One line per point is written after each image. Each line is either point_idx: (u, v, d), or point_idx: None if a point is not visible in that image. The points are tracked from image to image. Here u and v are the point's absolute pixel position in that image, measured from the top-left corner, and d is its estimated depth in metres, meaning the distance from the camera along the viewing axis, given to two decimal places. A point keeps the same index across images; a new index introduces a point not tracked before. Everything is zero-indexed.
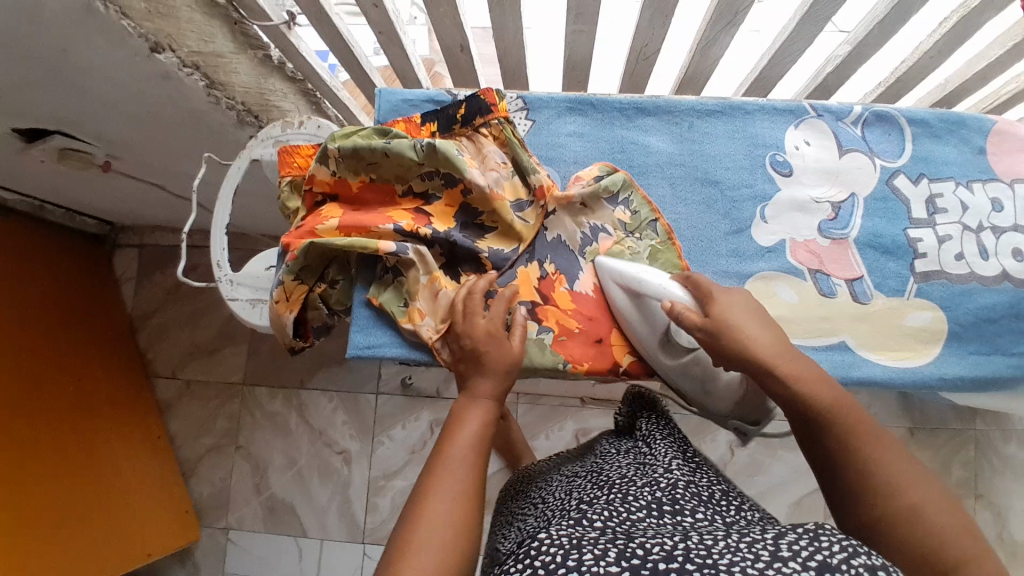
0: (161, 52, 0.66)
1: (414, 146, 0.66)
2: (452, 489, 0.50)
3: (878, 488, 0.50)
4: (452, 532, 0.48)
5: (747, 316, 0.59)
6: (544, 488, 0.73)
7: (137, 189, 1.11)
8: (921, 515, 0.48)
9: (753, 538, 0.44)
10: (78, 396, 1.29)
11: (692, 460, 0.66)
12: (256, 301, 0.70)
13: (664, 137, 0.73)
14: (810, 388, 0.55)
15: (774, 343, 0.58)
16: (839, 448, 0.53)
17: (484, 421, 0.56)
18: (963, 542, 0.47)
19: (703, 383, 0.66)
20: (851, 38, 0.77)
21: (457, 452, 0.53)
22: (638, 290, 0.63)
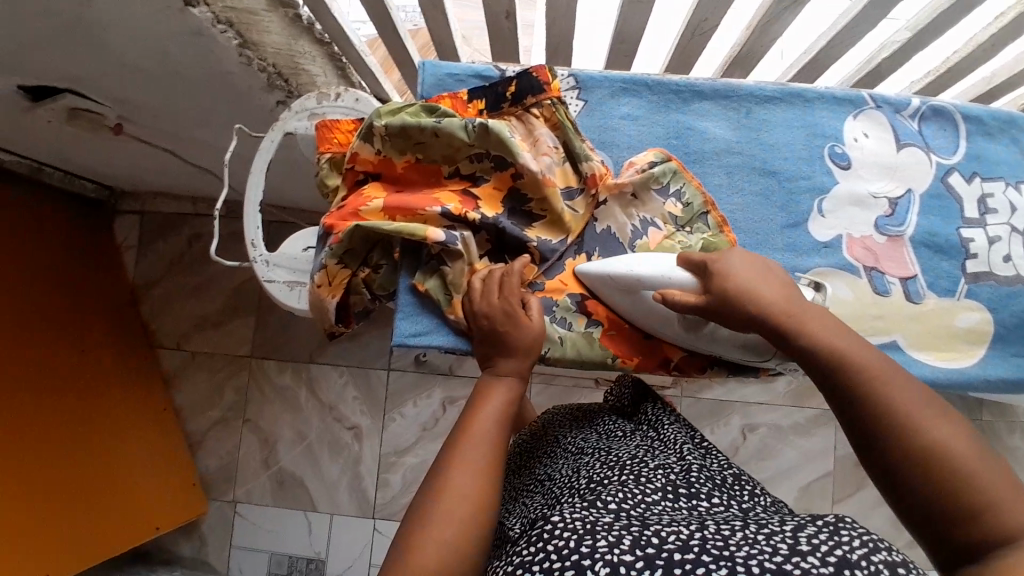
0: (196, 7, 0.61)
1: (465, 126, 0.62)
2: (472, 465, 0.50)
3: (895, 429, 0.45)
4: (472, 510, 0.47)
5: (758, 274, 0.57)
6: (547, 459, 0.72)
7: (148, 154, 1.06)
8: (947, 455, 0.43)
9: (774, 528, 0.44)
10: (80, 365, 1.25)
11: (701, 447, 0.67)
12: (293, 283, 0.67)
13: (721, 122, 0.70)
14: (811, 334, 0.52)
15: (775, 295, 0.55)
16: (850, 392, 0.48)
17: (510, 399, 0.55)
18: (993, 483, 0.42)
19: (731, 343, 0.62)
20: (911, 24, 0.73)
21: (481, 433, 0.52)
22: (635, 287, 0.61)
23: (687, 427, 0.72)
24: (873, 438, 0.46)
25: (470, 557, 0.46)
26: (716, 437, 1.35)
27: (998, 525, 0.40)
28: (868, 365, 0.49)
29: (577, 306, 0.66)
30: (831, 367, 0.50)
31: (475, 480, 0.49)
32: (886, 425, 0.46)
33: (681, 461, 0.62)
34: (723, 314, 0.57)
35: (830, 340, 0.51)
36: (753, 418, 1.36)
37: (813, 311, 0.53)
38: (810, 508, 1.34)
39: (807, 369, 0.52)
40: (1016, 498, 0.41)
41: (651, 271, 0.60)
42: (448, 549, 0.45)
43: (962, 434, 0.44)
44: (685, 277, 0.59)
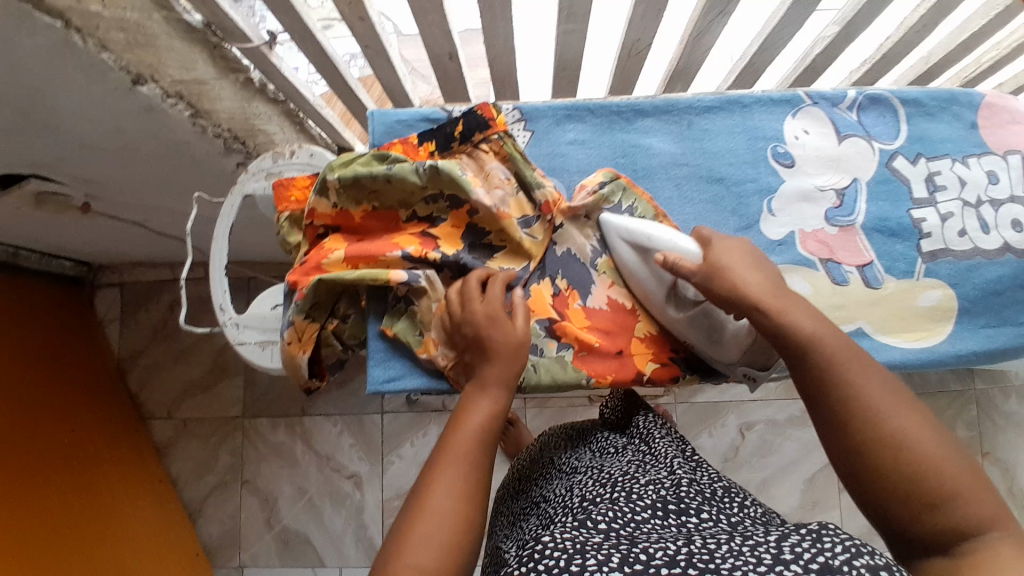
0: (143, 85, 0.61)
1: (417, 170, 0.64)
2: (447, 486, 0.49)
3: (862, 420, 0.47)
4: (451, 529, 0.47)
5: (743, 259, 0.58)
6: (544, 482, 0.73)
7: (119, 229, 1.07)
8: (914, 445, 0.46)
9: (758, 540, 0.45)
10: (71, 447, 1.24)
11: (693, 460, 0.67)
12: (265, 342, 0.68)
13: (666, 137, 0.73)
14: (791, 319, 0.52)
15: (757, 280, 0.55)
16: (820, 375, 0.49)
17: (491, 413, 0.55)
18: (956, 473, 0.45)
19: (710, 335, 0.64)
20: (839, 18, 0.74)
21: (455, 447, 0.52)
22: (647, 245, 0.64)
23: (677, 438, 0.71)
24: (848, 427, 0.47)
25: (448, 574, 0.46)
26: (715, 440, 1.35)
27: (963, 517, 0.44)
28: (841, 352, 0.50)
29: (546, 331, 0.67)
30: (805, 354, 0.50)
31: (451, 500, 0.49)
32: (852, 419, 0.47)
33: (671, 476, 0.62)
34: (709, 287, 0.57)
35: (811, 327, 0.51)
36: (750, 416, 1.36)
37: (793, 300, 0.54)
38: (819, 500, 1.33)
39: (781, 352, 0.52)
40: (977, 491, 0.45)
41: (664, 235, 0.63)
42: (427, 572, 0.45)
43: (926, 425, 0.47)
44: (693, 249, 0.61)
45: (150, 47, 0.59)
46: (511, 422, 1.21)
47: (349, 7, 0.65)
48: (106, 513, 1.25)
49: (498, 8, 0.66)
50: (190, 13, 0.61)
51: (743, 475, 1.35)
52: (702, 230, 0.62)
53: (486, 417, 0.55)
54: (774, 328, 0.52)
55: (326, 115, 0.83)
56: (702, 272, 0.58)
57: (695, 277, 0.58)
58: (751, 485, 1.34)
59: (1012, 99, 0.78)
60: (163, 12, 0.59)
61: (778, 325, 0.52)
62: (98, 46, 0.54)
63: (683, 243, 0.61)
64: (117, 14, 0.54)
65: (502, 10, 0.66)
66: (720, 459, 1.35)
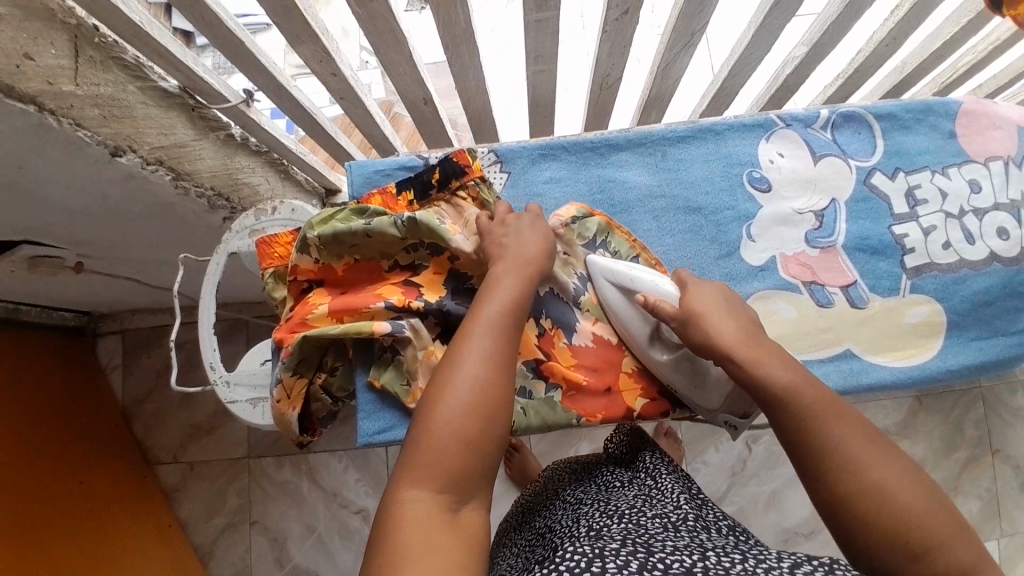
0: (122, 155, 0.61)
1: (395, 223, 0.65)
2: (477, 354, 0.52)
3: (841, 468, 0.48)
4: (484, 395, 0.51)
5: (718, 303, 0.61)
6: (547, 511, 0.73)
7: (115, 285, 1.08)
8: (894, 491, 0.46)
9: (772, 564, 0.49)
10: (82, 497, 1.23)
11: (699, 498, 0.68)
12: (256, 400, 0.69)
13: (641, 169, 0.74)
14: (767, 372, 0.54)
15: (730, 330, 0.58)
16: (802, 426, 0.51)
17: (513, 298, 0.57)
18: (938, 522, 0.45)
19: (693, 378, 0.65)
20: (807, 39, 0.72)
21: (483, 319, 0.55)
22: (631, 288, 0.65)
23: (682, 476, 0.72)
24: (829, 474, 0.49)
25: (477, 442, 0.49)
26: (722, 454, 1.33)
27: (947, 566, 0.44)
28: (814, 400, 0.52)
29: (533, 372, 0.67)
30: (783, 405, 0.52)
31: (482, 368, 0.52)
32: (833, 467, 0.49)
33: (678, 510, 0.62)
34: (686, 334, 0.60)
35: (784, 378, 0.53)
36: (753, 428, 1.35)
37: (770, 349, 0.56)
38: None
39: (757, 399, 0.54)
40: (960, 538, 0.45)
41: (647, 278, 0.65)
42: (459, 436, 0.49)
43: (906, 474, 0.48)
44: (671, 291, 0.63)
45: (127, 117, 0.59)
46: (515, 448, 1.20)
47: (320, 65, 0.64)
48: (123, 560, 1.24)
49: (465, 55, 0.66)
50: (166, 79, 0.60)
51: (751, 489, 1.33)
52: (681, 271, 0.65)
53: (510, 298, 0.57)
54: (751, 378, 0.54)
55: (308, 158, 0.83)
56: (679, 317, 0.60)
57: (675, 321, 0.61)
58: (761, 498, 1.32)
59: (989, 104, 0.77)
60: (138, 83, 0.58)
61: (754, 375, 0.54)
62: (74, 123, 0.54)
63: (662, 285, 0.64)
64: (90, 90, 0.54)
65: (470, 57, 0.67)
66: (728, 474, 1.33)
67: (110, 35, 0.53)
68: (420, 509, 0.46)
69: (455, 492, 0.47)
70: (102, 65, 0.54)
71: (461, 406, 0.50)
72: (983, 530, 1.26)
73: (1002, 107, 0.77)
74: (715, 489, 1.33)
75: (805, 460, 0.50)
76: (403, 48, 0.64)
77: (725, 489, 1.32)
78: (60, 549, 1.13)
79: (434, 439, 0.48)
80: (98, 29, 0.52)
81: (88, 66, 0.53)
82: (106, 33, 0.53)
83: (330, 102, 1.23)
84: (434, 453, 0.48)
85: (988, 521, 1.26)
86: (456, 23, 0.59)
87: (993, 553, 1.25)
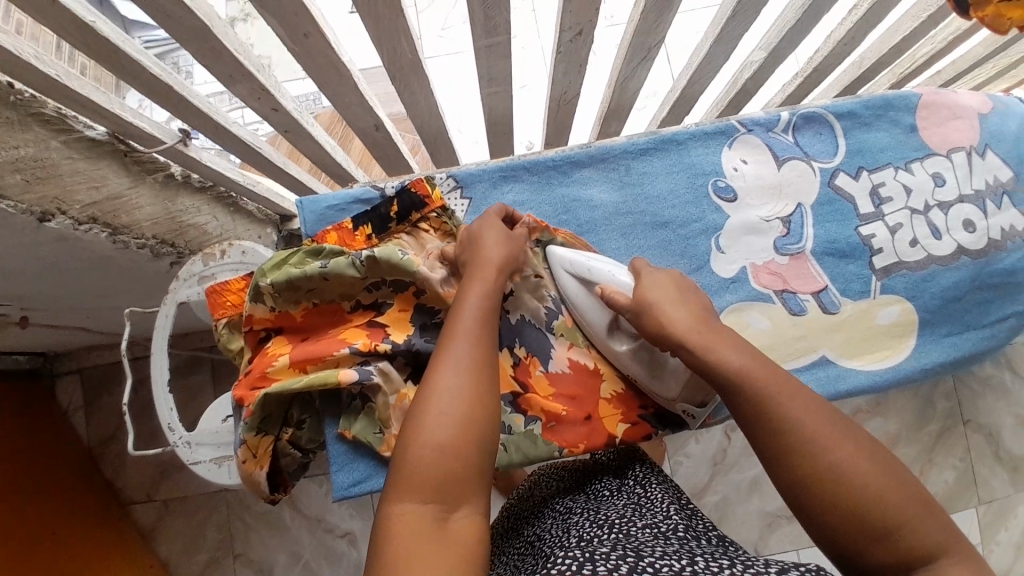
0: (51, 220, 0.56)
1: (353, 263, 0.62)
2: (456, 366, 0.50)
3: (802, 454, 0.46)
4: (467, 408, 0.48)
5: (670, 292, 0.59)
6: (534, 520, 0.66)
7: (61, 332, 0.99)
8: (856, 475, 0.45)
9: (759, 569, 0.49)
10: (58, 547, 1.09)
11: (688, 507, 0.66)
12: (221, 459, 0.66)
13: (605, 187, 0.72)
14: (719, 355, 0.52)
15: (682, 316, 0.55)
16: (758, 410, 0.49)
17: (485, 303, 0.55)
18: (898, 499, 0.44)
19: (653, 368, 0.64)
20: (764, 43, 0.71)
21: (461, 327, 0.52)
22: (589, 277, 0.64)
23: (671, 487, 0.70)
24: (788, 458, 0.47)
25: (463, 458, 0.46)
26: (702, 445, 1.31)
27: (913, 545, 0.43)
28: (768, 383, 0.49)
29: (511, 406, 0.66)
30: (737, 389, 0.50)
31: (462, 380, 0.49)
32: (793, 451, 0.46)
33: (667, 521, 0.60)
34: (640, 323, 0.58)
35: (738, 361, 0.51)
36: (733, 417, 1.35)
37: (720, 333, 0.54)
38: None
39: (712, 384, 0.52)
40: (924, 514, 0.44)
41: (604, 268, 0.64)
42: (444, 451, 0.46)
43: (865, 452, 0.46)
44: (627, 280, 0.62)
45: (53, 177, 0.53)
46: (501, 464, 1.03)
47: (259, 102, 0.60)
48: None
49: (415, 84, 0.63)
50: (92, 127, 0.54)
51: (733, 477, 1.31)
52: (638, 260, 0.63)
53: (484, 301, 0.55)
54: (702, 366, 0.52)
55: (258, 189, 0.77)
56: (632, 309, 0.59)
57: (629, 312, 0.59)
58: (743, 485, 1.31)
59: (947, 93, 0.76)
60: (62, 136, 0.52)
61: (708, 362, 0.52)
62: None
63: (619, 276, 0.63)
64: (8, 155, 0.48)
65: (420, 85, 0.64)
66: (709, 465, 1.31)
67: (27, 90, 0.47)
68: (409, 522, 0.43)
69: (443, 499, 0.45)
70: (19, 125, 0.48)
71: (447, 415, 0.47)
72: (960, 499, 1.29)
73: (962, 96, 0.76)
74: (698, 480, 1.31)
75: (764, 444, 0.48)
76: (346, 80, 0.61)
77: (708, 480, 1.31)
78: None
79: (418, 448, 0.46)
80: (14, 85, 0.46)
81: (4, 128, 0.47)
82: (23, 90, 0.47)
83: (262, 120, 1.26)
84: (419, 475, 0.45)
85: (964, 489, 1.30)
86: (402, 55, 0.56)
87: (969, 519, 1.28)
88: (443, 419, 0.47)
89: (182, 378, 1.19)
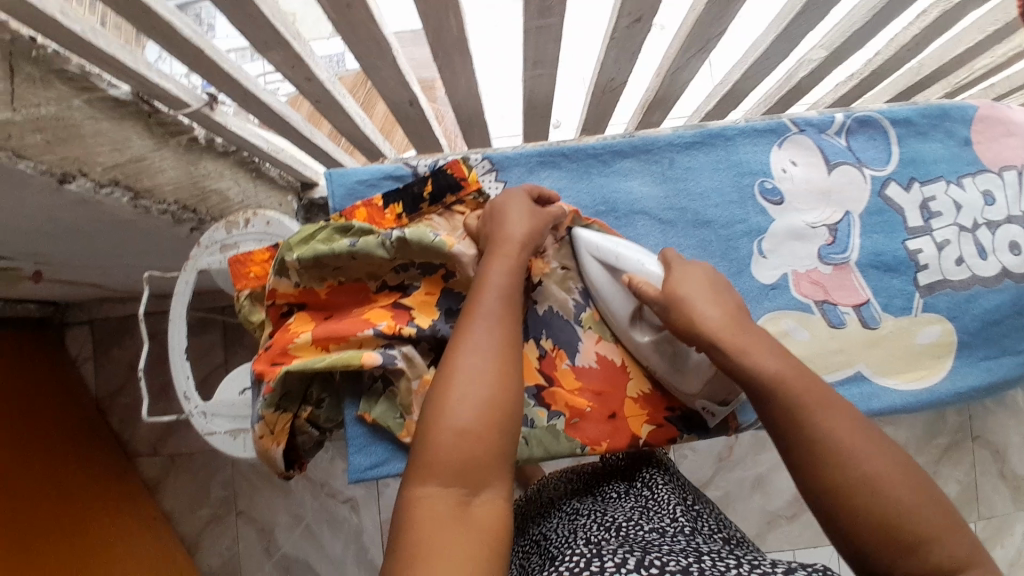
0: (72, 181, 0.54)
1: (383, 243, 0.59)
2: (478, 347, 0.48)
3: (833, 463, 0.45)
4: (492, 389, 0.46)
5: (703, 288, 0.56)
6: (540, 520, 0.66)
7: (73, 287, 0.98)
8: (884, 487, 0.44)
9: (766, 570, 0.47)
10: (62, 498, 1.10)
11: (694, 507, 0.64)
12: (236, 432, 0.65)
13: (646, 180, 0.69)
14: (754, 360, 0.50)
15: (716, 316, 0.53)
16: (789, 416, 0.47)
17: (507, 281, 0.53)
18: (925, 513, 0.43)
19: (673, 362, 0.62)
20: (824, 44, 0.67)
21: (484, 306, 0.51)
22: (615, 264, 0.62)
23: (681, 490, 0.68)
24: (813, 464, 0.46)
25: (486, 440, 0.45)
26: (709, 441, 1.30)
27: (939, 560, 0.42)
28: (801, 391, 0.48)
29: (535, 399, 0.64)
30: (769, 395, 0.49)
31: (487, 362, 0.48)
32: (823, 459, 0.45)
33: (674, 523, 0.58)
34: (668, 318, 0.56)
35: (774, 367, 0.49)
36: None
37: (754, 336, 0.52)
38: None
39: (743, 387, 0.50)
40: (950, 529, 0.43)
41: (631, 255, 0.61)
42: (466, 433, 0.45)
43: (899, 465, 0.45)
44: (658, 272, 0.60)
45: (74, 138, 0.51)
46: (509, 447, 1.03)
47: (292, 70, 0.58)
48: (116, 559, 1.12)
49: (457, 63, 0.60)
50: (117, 86, 0.51)
51: (737, 474, 1.28)
52: (668, 252, 0.60)
53: (505, 278, 0.53)
54: (733, 368, 0.51)
55: (283, 156, 0.74)
56: (662, 302, 0.56)
57: (657, 305, 0.56)
58: (746, 483, 1.28)
59: (1005, 108, 0.73)
60: (85, 95, 0.49)
61: (741, 366, 0.50)
62: (14, 154, 0.47)
63: (648, 265, 0.60)
64: (30, 113, 0.45)
65: (462, 64, 0.61)
66: (714, 461, 1.28)
67: (50, 45, 0.44)
68: (432, 508, 0.42)
69: (469, 483, 0.44)
70: (42, 82, 0.45)
71: (472, 398, 0.46)
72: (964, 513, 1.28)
73: (1017, 112, 0.72)
74: (701, 475, 1.28)
75: (791, 454, 0.47)
76: (386, 53, 0.58)
77: (711, 476, 1.28)
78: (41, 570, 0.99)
79: (441, 431, 0.45)
80: (37, 40, 0.43)
81: (26, 85, 0.44)
82: (46, 44, 0.44)
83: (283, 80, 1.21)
84: (441, 457, 0.44)
85: (967, 504, 1.29)
86: (448, 32, 0.53)
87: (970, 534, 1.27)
88: (466, 400, 0.46)
89: (191, 340, 1.18)
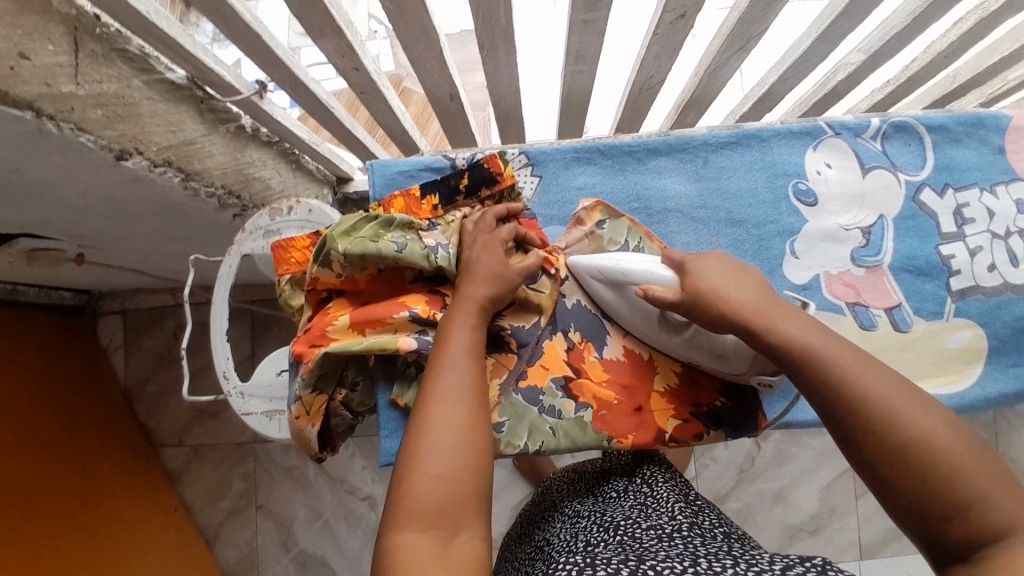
0: (128, 159, 0.55)
1: (428, 257, 0.61)
2: (450, 397, 0.49)
3: (876, 424, 0.45)
4: (464, 438, 0.48)
5: (723, 272, 0.56)
6: (545, 525, 0.66)
7: (107, 272, 1.00)
8: (927, 446, 0.43)
9: (763, 567, 0.46)
10: (87, 482, 1.12)
11: (695, 504, 0.63)
12: (273, 412, 0.68)
13: (681, 178, 0.70)
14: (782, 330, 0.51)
15: (744, 294, 0.53)
16: (827, 382, 0.48)
17: (472, 331, 0.54)
18: (973, 470, 0.42)
19: (711, 349, 0.60)
20: (865, 46, 0.67)
21: (451, 357, 0.52)
22: (621, 280, 0.60)
23: (685, 489, 0.67)
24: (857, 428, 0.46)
25: (461, 486, 0.46)
26: (730, 451, 1.27)
27: (992, 520, 0.41)
28: (835, 354, 0.48)
29: (562, 390, 0.65)
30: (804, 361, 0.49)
31: (458, 410, 0.49)
32: (866, 420, 0.45)
33: (673, 521, 0.57)
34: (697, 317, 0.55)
35: (803, 335, 0.50)
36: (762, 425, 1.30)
37: (782, 306, 0.53)
38: (836, 507, 1.26)
39: (776, 359, 0.51)
40: (1004, 488, 0.42)
41: (633, 266, 0.59)
42: (442, 479, 0.46)
43: (944, 422, 0.45)
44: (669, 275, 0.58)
45: (133, 117, 0.52)
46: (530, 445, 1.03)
47: (342, 60, 0.60)
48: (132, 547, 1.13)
49: (502, 57, 0.61)
50: (174, 70, 0.54)
51: (758, 486, 1.27)
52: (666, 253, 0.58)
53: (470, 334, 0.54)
54: (767, 342, 0.51)
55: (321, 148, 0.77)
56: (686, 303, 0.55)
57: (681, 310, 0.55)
58: (768, 495, 1.26)
59: None
60: (144, 75, 0.51)
61: (767, 335, 0.51)
62: (75, 127, 0.48)
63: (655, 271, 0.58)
64: (92, 88, 0.48)
65: (506, 58, 0.62)
66: (735, 471, 1.27)
67: (112, 24, 0.47)
68: (413, 553, 0.43)
69: (450, 526, 0.45)
70: (104, 59, 0.48)
71: (444, 442, 0.47)
72: None
73: None
74: (722, 486, 1.26)
75: (831, 418, 0.47)
76: (434, 46, 0.59)
77: (732, 486, 1.26)
78: (66, 549, 1.01)
79: (415, 480, 0.45)
80: (101, 18, 0.46)
81: (88, 62, 0.46)
82: (109, 23, 0.47)
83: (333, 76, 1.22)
84: (416, 504, 0.44)
85: None
86: (497, 25, 0.55)
87: None
88: (438, 450, 0.46)
89: None
